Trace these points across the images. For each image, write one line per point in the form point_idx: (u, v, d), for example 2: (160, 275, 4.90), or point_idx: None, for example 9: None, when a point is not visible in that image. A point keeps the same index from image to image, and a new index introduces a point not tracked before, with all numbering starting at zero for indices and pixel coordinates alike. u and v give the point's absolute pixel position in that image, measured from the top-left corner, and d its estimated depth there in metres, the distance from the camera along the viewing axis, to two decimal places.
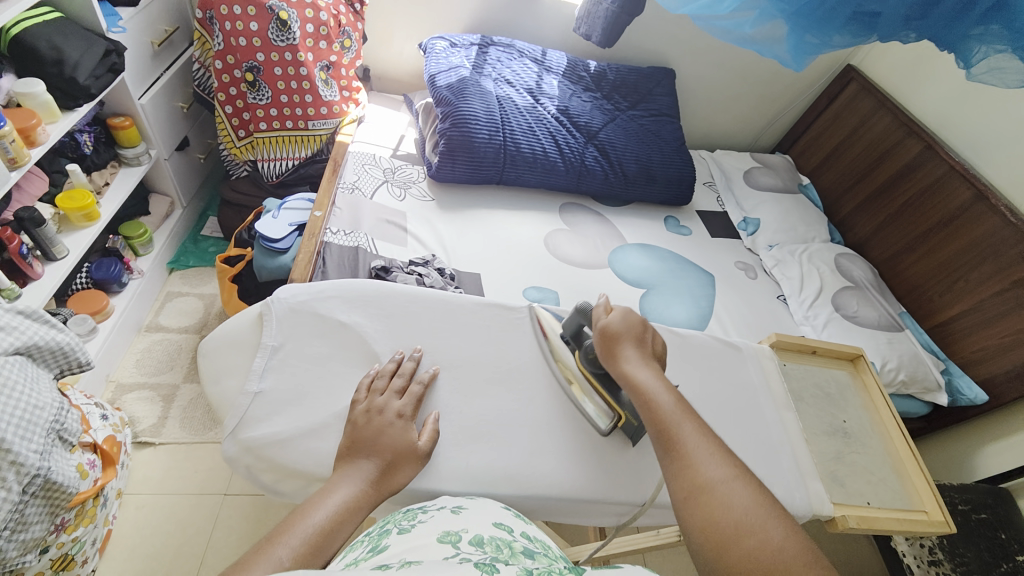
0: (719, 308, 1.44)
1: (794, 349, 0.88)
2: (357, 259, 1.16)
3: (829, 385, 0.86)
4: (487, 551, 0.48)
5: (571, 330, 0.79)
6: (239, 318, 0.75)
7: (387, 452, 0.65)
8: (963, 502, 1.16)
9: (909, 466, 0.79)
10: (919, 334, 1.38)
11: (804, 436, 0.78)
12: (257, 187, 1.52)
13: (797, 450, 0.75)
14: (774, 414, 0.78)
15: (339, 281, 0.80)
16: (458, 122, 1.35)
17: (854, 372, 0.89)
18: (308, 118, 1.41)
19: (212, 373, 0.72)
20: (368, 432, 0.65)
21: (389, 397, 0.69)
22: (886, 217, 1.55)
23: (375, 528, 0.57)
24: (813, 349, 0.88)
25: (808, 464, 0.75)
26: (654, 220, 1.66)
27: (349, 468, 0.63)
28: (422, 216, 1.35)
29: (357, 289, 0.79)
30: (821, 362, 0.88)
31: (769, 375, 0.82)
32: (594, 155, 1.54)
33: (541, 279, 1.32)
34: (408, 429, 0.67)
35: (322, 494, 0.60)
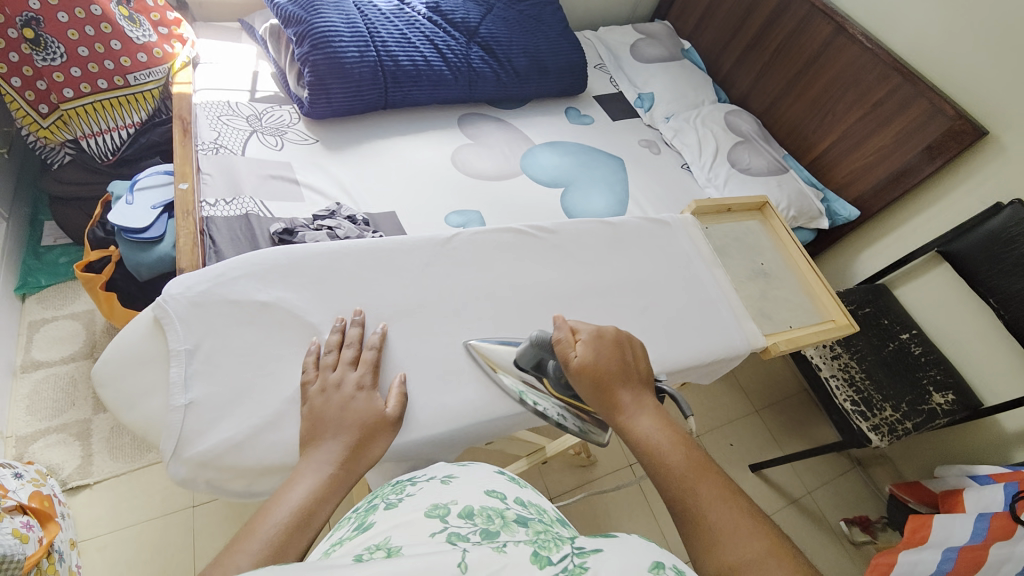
0: (633, 190, 1.49)
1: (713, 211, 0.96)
2: (251, 227, 1.02)
3: (746, 237, 0.96)
4: (476, 524, 0.46)
5: (529, 361, 0.68)
6: (130, 327, 0.65)
7: (352, 424, 0.60)
8: (851, 303, 1.37)
9: (818, 288, 0.91)
10: (802, 172, 1.53)
11: (733, 286, 0.87)
12: (90, 171, 1.25)
13: (730, 299, 0.85)
14: (707, 271, 0.87)
15: (236, 258, 0.71)
16: (319, 41, 1.15)
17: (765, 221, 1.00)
18: (127, 72, 1.14)
19: (126, 399, 0.63)
20: (331, 410, 0.60)
21: (345, 370, 0.64)
22: (764, 67, 1.63)
23: (363, 502, 0.57)
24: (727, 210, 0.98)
25: (740, 308, 0.84)
26: (555, 115, 1.62)
27: (312, 454, 0.58)
28: (310, 163, 1.19)
29: (261, 262, 0.71)
30: (736, 219, 0.98)
31: (697, 240, 0.89)
32: (480, 55, 1.42)
33: (459, 202, 1.26)
34: (371, 399, 0.63)
35: (287, 486, 0.55)
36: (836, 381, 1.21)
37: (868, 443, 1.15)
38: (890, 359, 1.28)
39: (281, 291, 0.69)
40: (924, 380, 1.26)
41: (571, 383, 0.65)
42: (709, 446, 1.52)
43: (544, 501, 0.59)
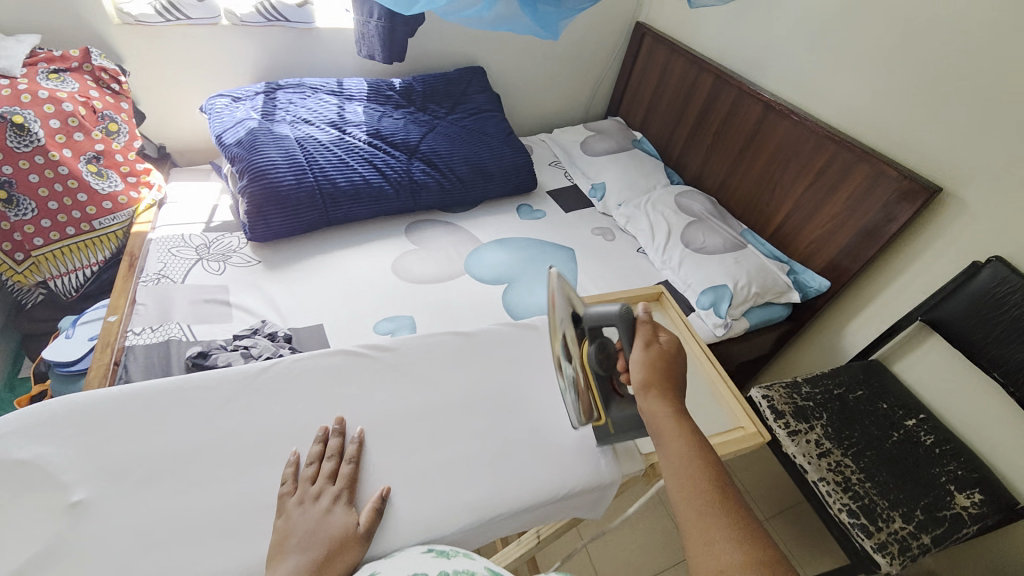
0: (583, 279, 1.44)
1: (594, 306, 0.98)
2: (170, 354, 1.04)
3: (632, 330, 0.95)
4: None
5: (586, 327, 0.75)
6: None
7: (320, 534, 0.60)
8: (838, 386, 1.20)
9: (720, 388, 0.86)
10: (763, 245, 1.46)
11: None
12: (59, 309, 1.36)
13: (591, 412, 0.82)
14: None
15: (71, 396, 0.71)
16: (256, 175, 1.27)
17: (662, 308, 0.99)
18: (92, 218, 1.27)
19: None
20: (296, 525, 0.61)
21: (323, 484, 0.65)
22: (708, 148, 1.65)
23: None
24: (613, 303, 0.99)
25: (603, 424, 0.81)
26: (506, 213, 1.65)
27: (278, 569, 0.57)
28: (248, 283, 1.24)
29: (104, 402, 0.71)
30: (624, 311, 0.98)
31: None
32: (421, 168, 1.51)
33: (391, 308, 1.25)
34: (342, 512, 0.63)
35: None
36: (826, 486, 1.03)
37: (877, 569, 0.95)
38: (896, 454, 1.08)
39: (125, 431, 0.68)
40: (941, 478, 1.05)
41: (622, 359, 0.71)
42: None
43: (489, 564, 0.56)
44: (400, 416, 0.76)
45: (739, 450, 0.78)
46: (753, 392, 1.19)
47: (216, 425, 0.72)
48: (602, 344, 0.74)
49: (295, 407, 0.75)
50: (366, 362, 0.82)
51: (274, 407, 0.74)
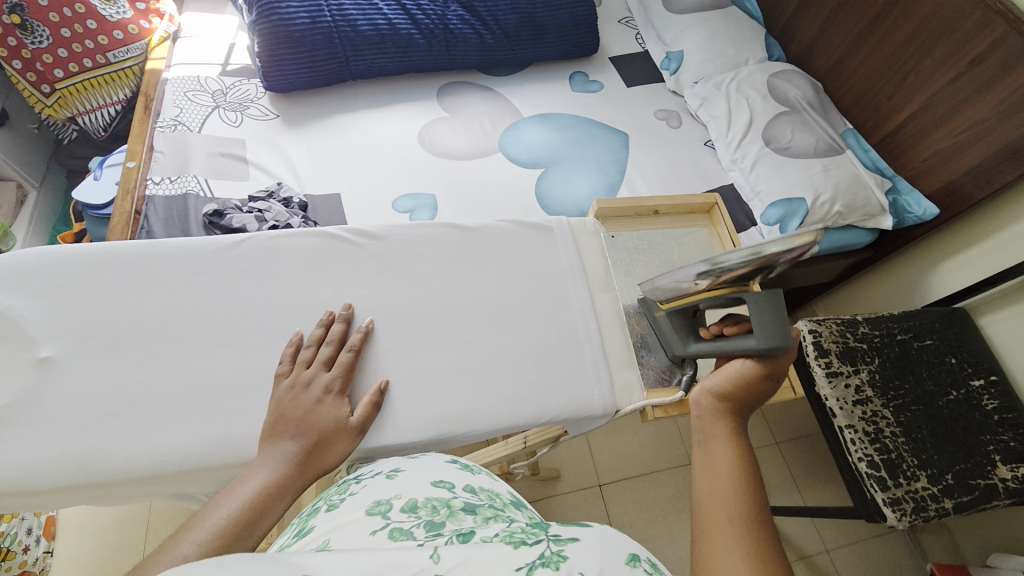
0: (632, 173, 1.25)
1: (629, 214, 0.84)
2: (186, 209, 1.02)
3: (668, 246, 0.82)
4: (419, 518, 0.43)
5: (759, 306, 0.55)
6: None
7: (313, 422, 0.59)
8: (903, 331, 1.04)
9: None
10: (865, 152, 1.18)
11: (621, 316, 0.77)
12: (92, 147, 1.34)
13: (608, 336, 0.74)
14: (586, 298, 0.76)
15: (52, 247, 0.69)
16: (268, 10, 1.11)
17: (710, 225, 0.84)
18: (105, 50, 1.19)
19: None
20: (296, 407, 0.60)
21: (317, 370, 0.63)
22: (830, 11, 1.25)
23: (306, 509, 0.51)
24: (654, 210, 0.84)
25: (619, 353, 0.74)
26: (556, 82, 1.40)
27: (275, 451, 0.56)
28: (264, 139, 1.16)
29: (92, 255, 0.69)
30: (665, 222, 0.84)
31: (584, 252, 0.79)
32: (458, 14, 1.26)
33: (413, 184, 1.15)
34: (337, 405, 0.62)
35: (247, 477, 0.53)
36: (852, 434, 0.95)
37: (881, 519, 0.92)
38: (945, 414, 0.98)
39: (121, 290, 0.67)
40: (988, 446, 0.96)
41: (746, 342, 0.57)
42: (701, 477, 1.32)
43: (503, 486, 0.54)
44: (396, 310, 0.71)
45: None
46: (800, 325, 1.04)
47: (211, 293, 0.69)
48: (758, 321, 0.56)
49: (289, 285, 0.71)
50: (366, 247, 0.74)
51: (267, 282, 0.71)
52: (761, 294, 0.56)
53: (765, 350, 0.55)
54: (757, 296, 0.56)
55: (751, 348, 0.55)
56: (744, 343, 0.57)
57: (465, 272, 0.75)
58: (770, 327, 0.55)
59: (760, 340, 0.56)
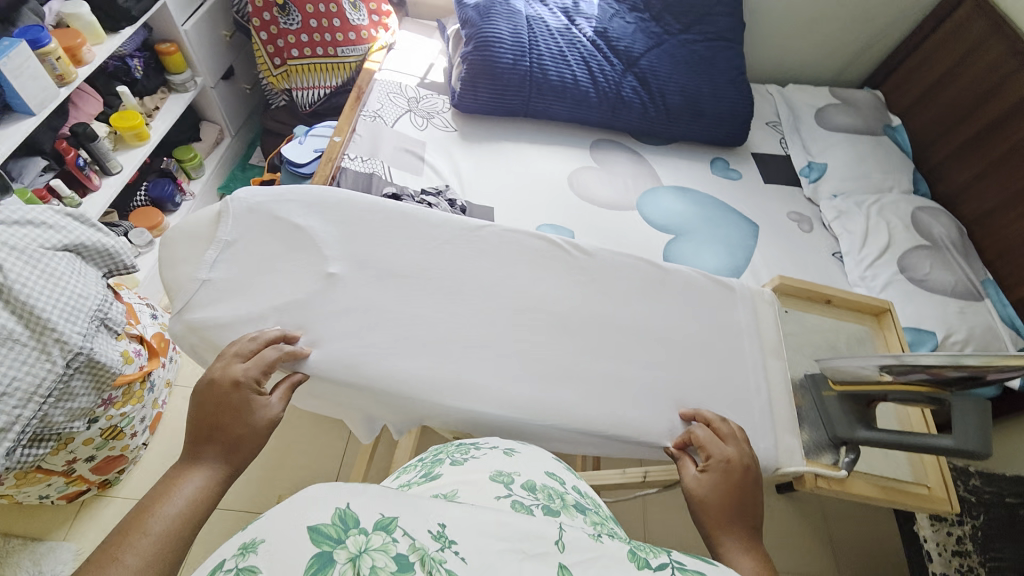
0: (758, 261, 1.30)
1: (803, 296, 0.89)
2: (371, 185, 1.17)
3: (839, 337, 0.86)
4: (539, 500, 0.50)
5: (978, 410, 0.59)
6: (199, 213, 0.79)
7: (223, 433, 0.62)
8: (1011, 495, 1.03)
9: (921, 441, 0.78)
10: (1003, 306, 1.17)
11: (790, 385, 0.80)
12: (293, 117, 1.57)
13: (777, 400, 0.78)
14: (760, 359, 0.81)
15: (300, 188, 0.83)
16: (481, 44, 1.29)
17: (877, 328, 0.87)
18: (337, 45, 1.42)
19: (170, 259, 0.76)
20: (225, 413, 0.62)
21: (235, 363, 0.65)
22: (987, 166, 1.29)
23: (430, 454, 0.63)
24: (827, 300, 0.88)
25: (787, 418, 0.77)
26: (698, 161, 1.50)
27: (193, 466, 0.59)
28: (442, 146, 1.32)
29: (323, 196, 0.83)
30: (835, 312, 0.88)
31: (762, 318, 0.84)
32: (632, 85, 1.40)
33: (557, 216, 1.26)
34: (253, 395, 0.64)
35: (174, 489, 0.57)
36: None
37: None
38: None
39: (338, 238, 0.80)
40: None
41: (952, 443, 0.60)
42: None
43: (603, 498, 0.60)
44: (552, 318, 0.79)
45: (916, 506, 0.73)
46: None
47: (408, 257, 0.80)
48: (971, 425, 0.59)
49: (466, 273, 0.81)
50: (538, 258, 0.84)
51: (450, 265, 0.81)
52: (967, 399, 0.60)
53: (965, 450, 0.59)
54: (963, 401, 0.60)
55: (946, 448, 0.61)
56: (940, 441, 0.62)
57: (617, 305, 0.82)
58: (974, 431, 0.59)
59: (958, 442, 0.60)
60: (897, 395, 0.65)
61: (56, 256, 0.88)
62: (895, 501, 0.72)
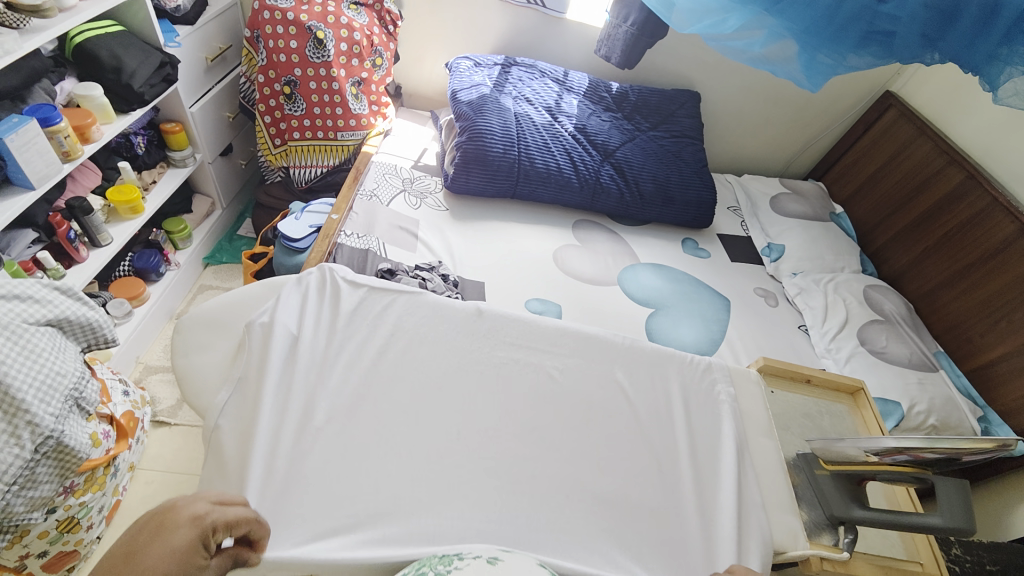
0: (732, 334, 1.38)
1: (785, 376, 0.95)
2: (366, 261, 1.21)
3: (818, 412, 0.91)
4: None
5: (959, 491, 0.64)
6: (218, 301, 0.89)
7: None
8: (992, 562, 1.04)
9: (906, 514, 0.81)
10: (956, 377, 1.27)
11: (783, 464, 0.84)
12: (287, 192, 1.62)
13: (763, 485, 0.81)
14: (753, 441, 0.85)
15: (311, 274, 0.94)
16: (474, 135, 1.41)
17: (855, 407, 0.93)
18: (338, 130, 1.52)
19: (184, 347, 0.84)
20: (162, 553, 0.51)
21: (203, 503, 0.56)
22: (925, 249, 1.46)
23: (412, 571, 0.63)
24: (807, 378, 0.94)
25: (777, 499, 0.80)
26: (670, 241, 1.63)
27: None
28: (434, 224, 1.39)
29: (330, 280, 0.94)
30: (816, 392, 0.94)
31: (749, 395, 0.90)
32: (610, 173, 1.55)
33: (546, 292, 1.32)
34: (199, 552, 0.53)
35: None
36: None
37: None
38: None
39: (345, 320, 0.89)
40: None
41: (937, 523, 0.64)
42: None
43: None
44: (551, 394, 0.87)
45: None
46: None
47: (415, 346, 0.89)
48: (957, 507, 0.63)
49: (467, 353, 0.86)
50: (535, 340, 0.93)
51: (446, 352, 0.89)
52: (948, 480, 0.65)
53: (955, 529, 0.63)
54: (946, 481, 0.65)
55: (935, 525, 0.64)
56: (929, 519, 0.65)
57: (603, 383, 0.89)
58: (956, 505, 0.63)
59: (945, 519, 0.64)
60: (886, 476, 0.70)
61: (39, 331, 0.85)
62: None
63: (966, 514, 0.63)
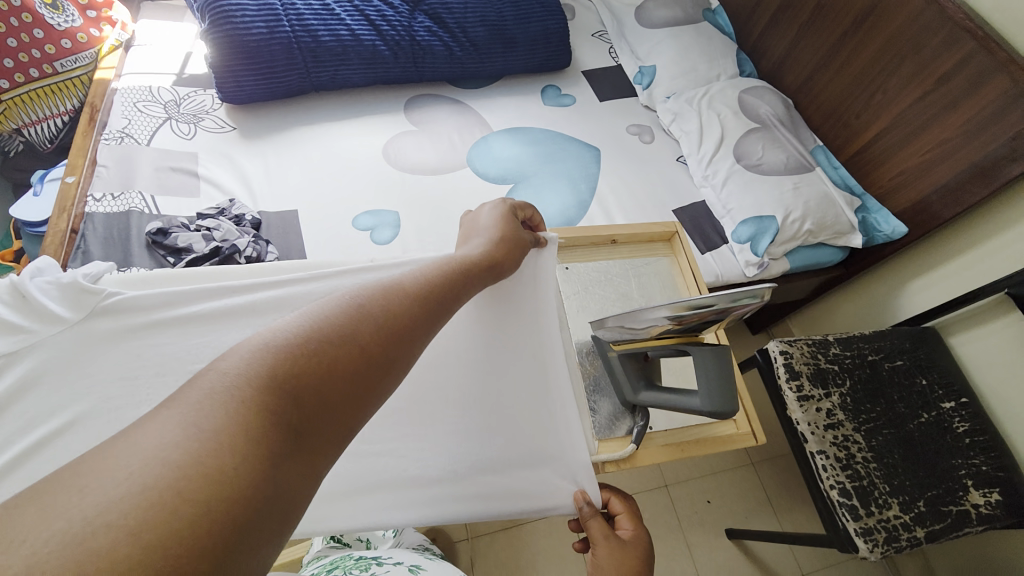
0: (604, 188, 1.22)
1: (586, 242, 0.84)
2: (129, 228, 0.95)
3: (628, 272, 0.83)
4: None
5: (708, 363, 0.59)
6: None
7: (364, 322, 0.38)
8: (874, 352, 1.00)
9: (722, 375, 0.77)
10: (834, 171, 1.19)
11: (577, 357, 0.75)
12: (38, 159, 1.27)
13: (570, 385, 0.72)
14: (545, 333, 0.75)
15: None
16: (218, 16, 1.04)
17: (670, 252, 0.86)
18: (53, 59, 1.11)
19: None
20: (519, 249, 0.63)
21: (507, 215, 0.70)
22: (801, 27, 1.26)
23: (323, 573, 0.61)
24: (611, 238, 0.84)
25: (577, 397, 0.71)
26: (527, 95, 1.38)
27: (246, 355, 0.31)
28: (220, 153, 1.11)
29: None
30: (623, 251, 0.85)
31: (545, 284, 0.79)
32: (425, 25, 1.23)
33: (376, 200, 1.11)
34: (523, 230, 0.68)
35: (266, 367, 0.31)
36: (824, 460, 0.90)
37: (853, 550, 0.87)
38: (917, 438, 0.94)
39: None
40: (957, 468, 0.92)
41: (700, 406, 0.59)
42: (679, 500, 1.27)
43: None
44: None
45: (724, 449, 0.71)
46: (770, 344, 0.98)
47: (124, 341, 0.64)
48: (710, 382, 0.58)
49: (207, 334, 0.65)
50: (276, 279, 0.69)
51: (180, 348, 0.64)
52: (703, 350, 0.59)
53: (712, 412, 0.58)
54: (699, 351, 0.60)
55: (696, 408, 0.59)
56: (690, 401, 0.60)
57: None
58: (714, 387, 0.58)
59: (702, 399, 0.59)
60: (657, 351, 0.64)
61: None
62: (707, 446, 0.70)
63: (721, 385, 0.58)
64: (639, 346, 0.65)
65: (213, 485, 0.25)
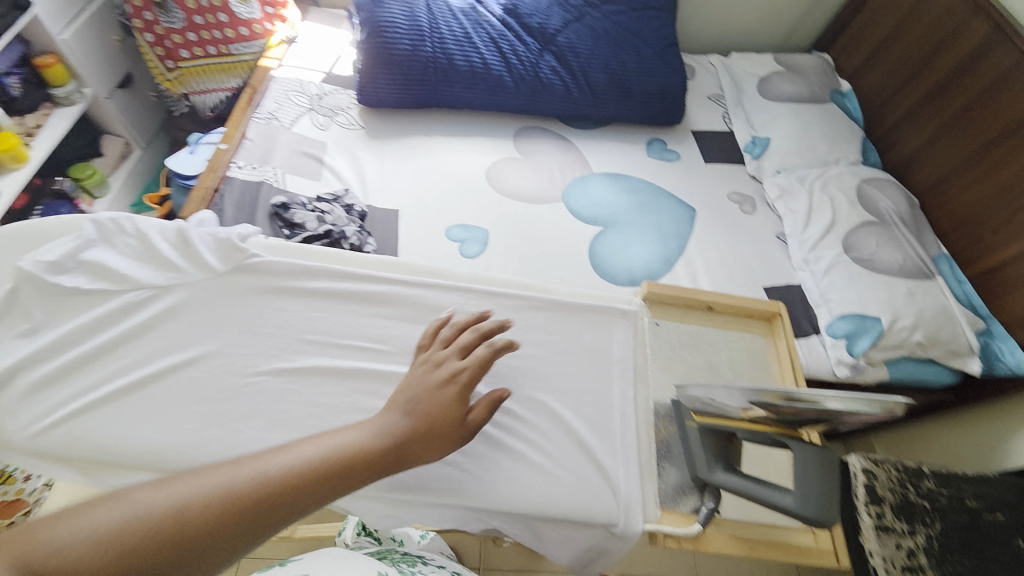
0: (693, 248, 1.20)
1: (681, 303, 0.83)
2: (257, 197, 1.07)
3: (717, 341, 0.81)
4: None
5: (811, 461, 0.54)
6: None
7: (271, 486, 0.48)
8: (974, 496, 0.88)
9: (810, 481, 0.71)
10: (958, 284, 1.08)
11: (654, 418, 0.73)
12: (197, 124, 1.46)
13: (642, 445, 0.70)
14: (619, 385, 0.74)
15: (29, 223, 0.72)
16: (375, 32, 1.17)
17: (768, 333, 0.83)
18: (229, 42, 1.30)
19: None
20: (446, 419, 0.58)
21: (452, 355, 0.63)
22: (941, 128, 1.19)
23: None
24: (708, 306, 0.84)
25: (650, 462, 0.69)
26: (632, 144, 1.39)
27: (189, 488, 0.46)
28: (344, 147, 1.22)
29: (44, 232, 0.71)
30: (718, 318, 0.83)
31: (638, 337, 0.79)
32: (551, 65, 1.27)
33: (470, 215, 1.16)
34: (431, 371, 0.62)
35: (168, 493, 0.45)
36: None
37: None
38: None
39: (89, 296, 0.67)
40: None
41: (788, 506, 0.54)
42: None
43: None
44: (391, 351, 0.70)
45: (796, 560, 0.67)
46: (853, 457, 0.89)
47: (243, 296, 0.71)
48: (809, 484, 0.53)
49: (307, 309, 0.72)
50: (397, 280, 0.76)
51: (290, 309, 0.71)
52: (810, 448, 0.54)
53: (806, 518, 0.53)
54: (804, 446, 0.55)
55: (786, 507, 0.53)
56: (780, 498, 0.54)
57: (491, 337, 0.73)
58: (812, 494, 0.53)
59: (794, 500, 0.53)
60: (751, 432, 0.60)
61: None
62: (775, 554, 0.66)
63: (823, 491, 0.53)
64: (725, 422, 0.63)
65: (120, 575, 0.40)
